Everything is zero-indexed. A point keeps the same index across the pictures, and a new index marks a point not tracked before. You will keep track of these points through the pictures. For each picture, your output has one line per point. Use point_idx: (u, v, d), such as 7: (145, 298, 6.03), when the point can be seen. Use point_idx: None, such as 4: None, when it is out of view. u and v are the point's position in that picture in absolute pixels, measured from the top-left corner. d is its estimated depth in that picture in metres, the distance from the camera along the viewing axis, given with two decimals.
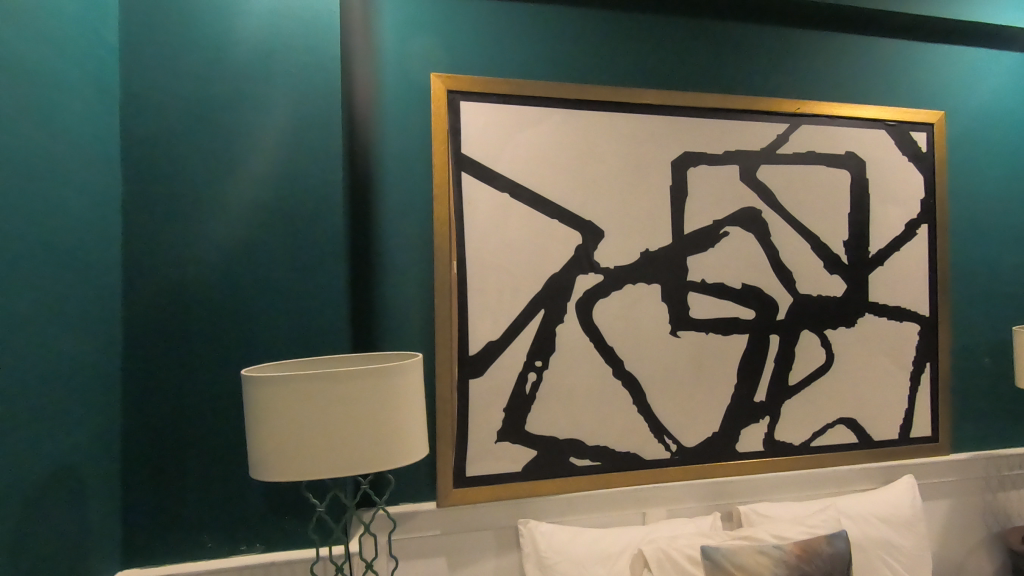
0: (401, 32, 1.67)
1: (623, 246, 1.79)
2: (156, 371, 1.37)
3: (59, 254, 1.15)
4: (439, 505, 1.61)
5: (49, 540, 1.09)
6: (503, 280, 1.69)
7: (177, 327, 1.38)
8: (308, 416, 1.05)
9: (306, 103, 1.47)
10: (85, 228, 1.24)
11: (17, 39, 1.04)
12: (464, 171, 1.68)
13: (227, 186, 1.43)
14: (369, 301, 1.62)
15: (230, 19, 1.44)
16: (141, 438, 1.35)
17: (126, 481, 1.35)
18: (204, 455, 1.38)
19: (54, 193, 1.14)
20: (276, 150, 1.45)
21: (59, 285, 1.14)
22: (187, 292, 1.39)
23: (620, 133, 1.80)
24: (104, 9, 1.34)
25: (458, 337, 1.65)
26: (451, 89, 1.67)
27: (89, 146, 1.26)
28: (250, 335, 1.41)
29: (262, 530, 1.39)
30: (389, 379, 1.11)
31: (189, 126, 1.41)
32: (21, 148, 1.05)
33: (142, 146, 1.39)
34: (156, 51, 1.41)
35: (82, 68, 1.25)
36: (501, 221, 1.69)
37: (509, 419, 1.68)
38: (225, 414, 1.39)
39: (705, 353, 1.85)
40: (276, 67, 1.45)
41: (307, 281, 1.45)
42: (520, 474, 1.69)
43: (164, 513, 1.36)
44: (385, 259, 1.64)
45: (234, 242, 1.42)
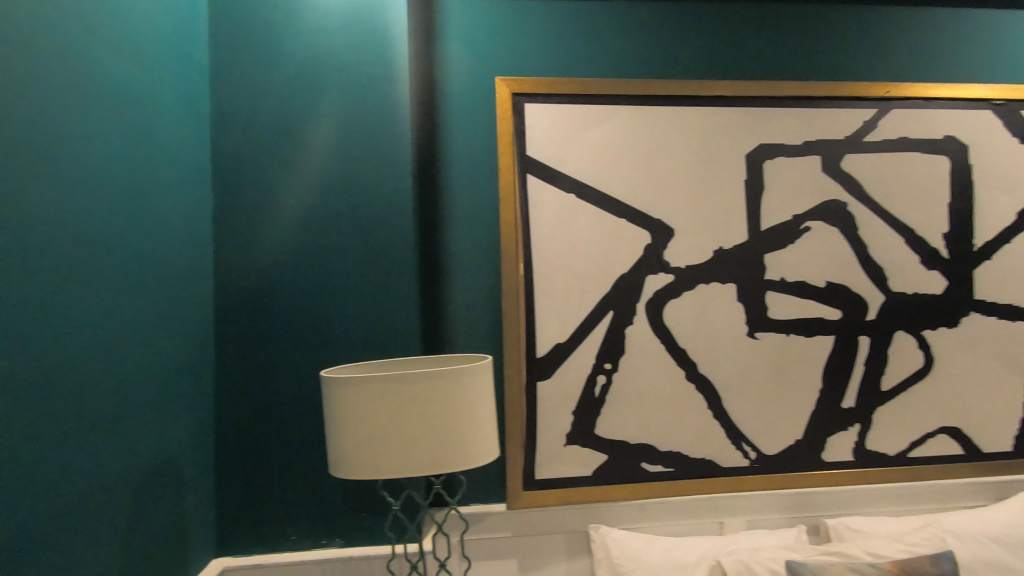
0: (465, 39, 1.70)
1: (695, 245, 1.72)
2: (244, 372, 1.46)
3: (157, 265, 1.24)
4: (509, 507, 1.62)
5: (151, 530, 1.18)
6: (571, 281, 1.68)
7: (262, 330, 1.47)
8: (381, 416, 1.08)
9: (376, 112, 1.52)
10: (180, 238, 1.34)
11: (116, 68, 1.14)
12: (530, 173, 1.68)
13: (305, 196, 1.50)
14: (438, 304, 1.66)
15: (306, 36, 1.51)
16: (231, 434, 1.45)
17: (220, 475, 1.44)
18: (287, 452, 1.45)
19: (152, 208, 1.24)
20: (350, 160, 1.51)
21: (159, 292, 1.25)
22: (271, 297, 1.48)
23: (691, 127, 1.74)
24: (196, 35, 1.46)
25: (526, 339, 1.65)
26: (516, 92, 1.68)
27: (182, 163, 1.37)
28: (328, 338, 1.48)
29: (342, 525, 1.45)
30: (456, 384, 1.11)
31: (270, 140, 1.50)
32: (125, 167, 1.15)
33: (230, 161, 1.49)
34: (240, 72, 1.51)
35: (176, 90, 1.35)
36: (567, 222, 1.68)
37: (578, 422, 1.66)
38: (307, 413, 1.46)
39: (787, 356, 1.74)
40: (348, 80, 1.52)
41: (380, 285, 1.50)
42: (591, 478, 1.66)
43: (252, 505, 1.44)
44: (453, 262, 1.67)
45: (313, 249, 1.49)
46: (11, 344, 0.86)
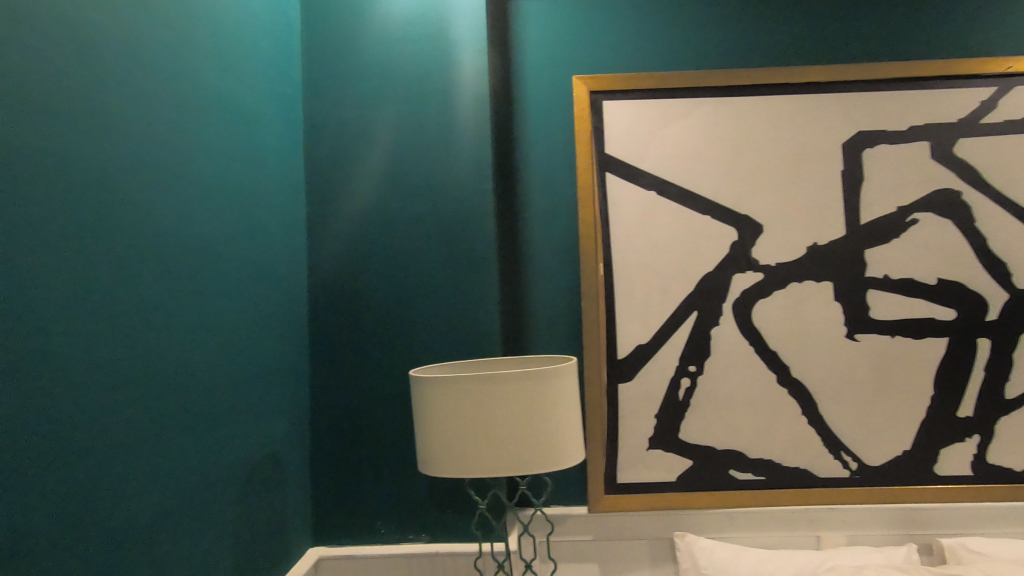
0: (542, 40, 1.70)
1: (786, 241, 1.63)
2: (336, 370, 1.53)
3: (257, 269, 1.33)
4: (590, 510, 1.60)
5: (255, 517, 1.26)
6: (652, 281, 1.63)
7: (352, 330, 1.53)
8: (467, 416, 1.10)
9: (457, 116, 1.55)
10: (278, 243, 1.43)
11: (220, 86, 1.22)
12: (609, 171, 1.65)
13: (390, 200, 1.55)
14: (518, 305, 1.66)
15: (391, 46, 1.57)
16: (325, 429, 1.52)
17: (314, 469, 1.52)
18: (376, 448, 1.50)
19: (254, 215, 1.33)
20: (431, 163, 1.55)
21: (260, 294, 1.33)
22: (359, 299, 1.54)
23: (780, 116, 1.65)
24: (291, 52, 1.55)
25: (606, 339, 1.63)
26: (594, 89, 1.66)
27: (280, 172, 1.46)
28: (412, 338, 1.52)
29: (428, 521, 1.49)
30: (540, 386, 1.11)
31: (358, 147, 1.57)
32: (230, 178, 1.24)
33: (322, 169, 1.58)
34: (331, 85, 1.58)
35: (274, 104, 1.44)
36: (648, 221, 1.64)
37: (661, 426, 1.62)
38: (393, 411, 1.51)
39: (892, 359, 1.61)
40: (430, 87, 1.56)
41: (462, 286, 1.52)
42: (675, 483, 1.61)
43: (344, 498, 1.51)
44: (532, 262, 1.67)
45: (398, 251, 1.54)
46: (133, 341, 0.94)
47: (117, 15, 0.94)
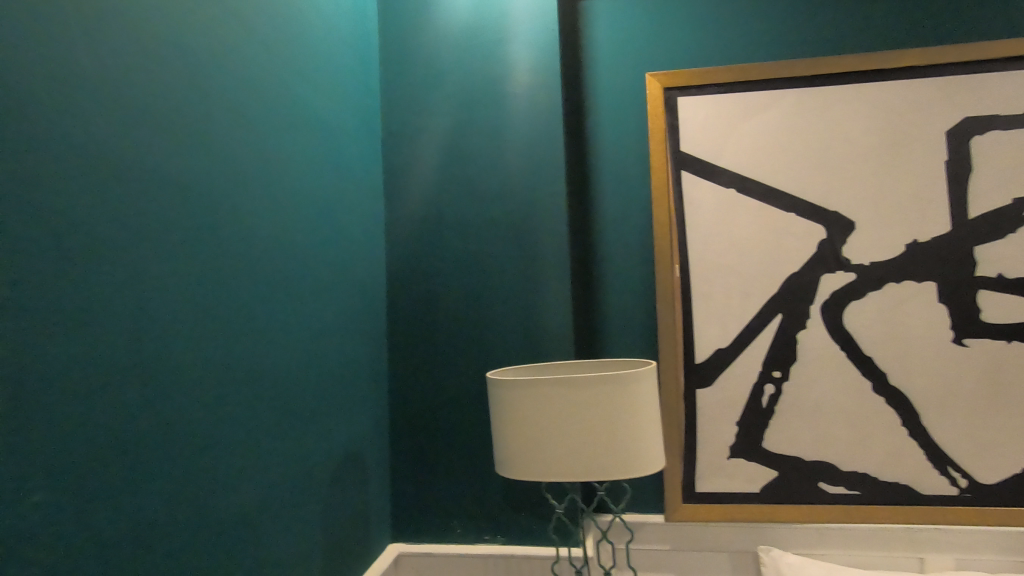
0: (613, 39, 1.68)
1: (882, 239, 1.52)
2: (413, 370, 1.57)
3: (341, 274, 1.39)
4: (668, 519, 1.55)
5: (339, 511, 1.31)
6: (732, 281, 1.56)
7: (428, 332, 1.57)
8: (545, 420, 1.09)
9: (529, 119, 1.56)
10: (359, 248, 1.48)
11: (308, 100, 1.29)
12: (685, 169, 1.60)
13: (465, 204, 1.58)
14: (591, 307, 1.64)
15: (465, 53, 1.60)
16: (403, 428, 1.56)
17: (393, 467, 1.56)
18: (452, 448, 1.53)
19: (338, 222, 1.39)
20: (504, 167, 1.57)
21: (343, 298, 1.39)
22: (435, 301, 1.57)
23: (873, 104, 1.54)
24: (370, 64, 1.61)
25: (683, 342, 1.58)
26: (669, 86, 1.61)
27: (361, 180, 1.51)
28: (487, 340, 1.54)
29: (504, 523, 1.50)
30: (619, 391, 1.09)
31: (433, 154, 1.61)
32: (317, 187, 1.30)
33: (399, 176, 1.63)
34: (408, 94, 1.63)
35: (355, 114, 1.50)
36: (727, 219, 1.57)
37: (744, 434, 1.55)
38: (469, 412, 1.53)
39: (1008, 366, 1.46)
40: (502, 91, 1.58)
41: (535, 288, 1.53)
42: (759, 495, 1.53)
43: (422, 497, 1.54)
44: (606, 264, 1.65)
45: (472, 254, 1.57)
46: (235, 341, 1.00)
47: (219, 39, 1.00)
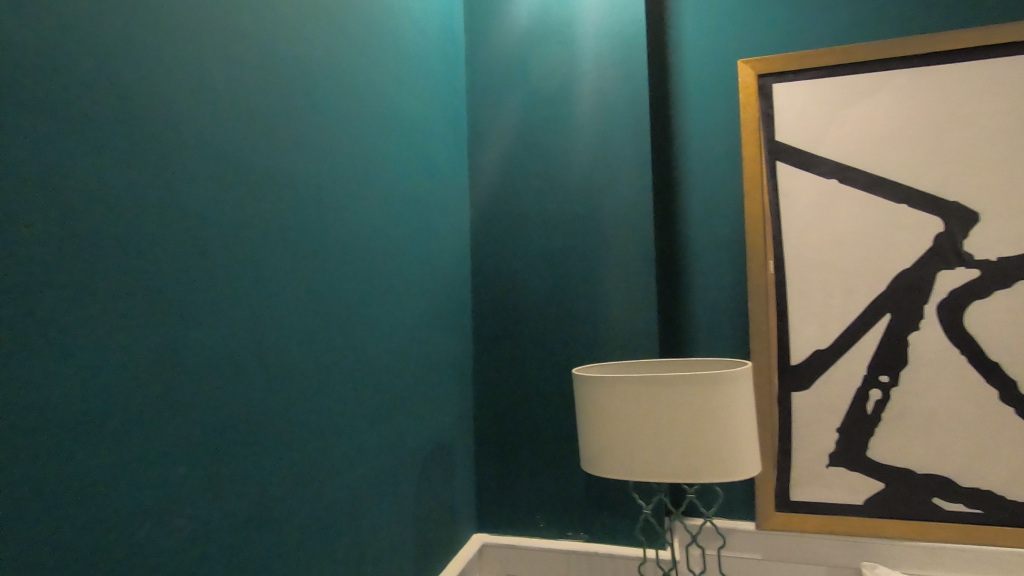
0: (702, 26, 1.61)
1: (1012, 231, 1.36)
2: (497, 365, 1.60)
3: (430, 270, 1.43)
4: (758, 527, 1.48)
5: (429, 498, 1.36)
6: (833, 278, 1.46)
7: (512, 328, 1.59)
8: (634, 417, 1.08)
9: (616, 114, 1.54)
10: (448, 245, 1.53)
11: (402, 103, 1.34)
12: (781, 160, 1.52)
13: (549, 201, 1.59)
14: (678, 305, 1.60)
15: (550, 50, 1.61)
16: (488, 422, 1.60)
17: (478, 459, 1.60)
18: (536, 444, 1.54)
19: (428, 219, 1.44)
20: (588, 163, 1.56)
21: (432, 293, 1.44)
22: (519, 298, 1.59)
23: (1001, 81, 1.38)
24: (457, 65, 1.65)
25: (778, 343, 1.50)
26: (763, 73, 1.53)
27: (449, 179, 1.55)
28: (570, 336, 1.54)
29: (588, 520, 1.49)
30: (714, 390, 1.05)
31: (517, 151, 1.62)
32: (409, 186, 1.35)
33: (484, 174, 1.65)
34: (493, 93, 1.66)
35: (444, 115, 1.54)
36: (829, 213, 1.48)
37: (845, 442, 1.45)
38: (552, 408, 1.54)
39: None
40: (589, 87, 1.57)
41: (620, 285, 1.51)
42: (863, 508, 1.43)
43: (506, 490, 1.57)
44: (693, 260, 1.59)
45: (556, 250, 1.57)
46: (339, 333, 1.07)
47: (325, 49, 1.07)
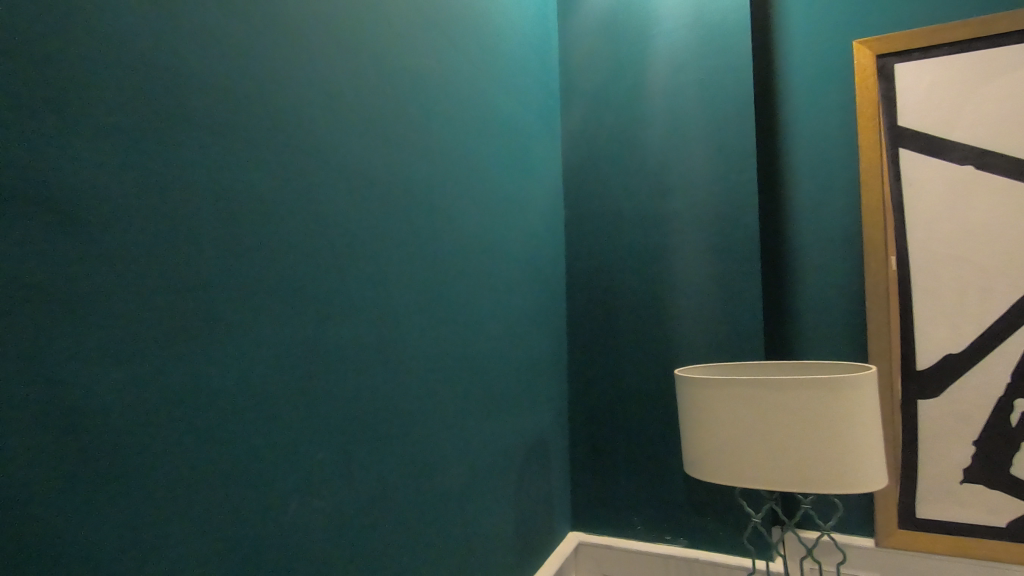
0: (811, 6, 1.51)
1: None
2: (591, 364, 1.59)
3: (527, 268, 1.45)
4: (878, 544, 1.37)
5: (527, 494, 1.39)
6: (968, 275, 1.33)
7: (606, 327, 1.58)
8: (743, 421, 1.03)
9: (717, 105, 1.49)
10: (544, 244, 1.54)
11: (500, 105, 1.37)
12: (904, 147, 1.40)
13: (645, 197, 1.56)
14: (785, 303, 1.51)
15: (645, 44, 1.58)
16: (583, 421, 1.59)
17: (573, 458, 1.60)
18: (633, 445, 1.53)
19: (526, 219, 1.46)
20: (687, 157, 1.52)
21: (529, 291, 1.46)
22: (613, 296, 1.58)
23: None
24: (551, 65, 1.65)
25: (901, 345, 1.38)
26: (884, 53, 1.41)
27: (544, 177, 1.56)
28: (667, 336, 1.51)
29: (688, 525, 1.46)
30: (834, 396, 0.99)
31: (611, 148, 1.61)
32: (507, 187, 1.38)
33: (577, 172, 1.65)
34: (586, 89, 1.65)
35: (539, 115, 1.56)
36: (963, 202, 1.34)
37: (983, 456, 1.30)
38: (648, 409, 1.51)
39: None
40: (687, 78, 1.53)
41: (722, 282, 1.45)
42: (1005, 530, 1.28)
43: (602, 489, 1.56)
44: (801, 255, 1.50)
45: (651, 248, 1.54)
46: (443, 331, 1.11)
47: (430, 57, 1.11)
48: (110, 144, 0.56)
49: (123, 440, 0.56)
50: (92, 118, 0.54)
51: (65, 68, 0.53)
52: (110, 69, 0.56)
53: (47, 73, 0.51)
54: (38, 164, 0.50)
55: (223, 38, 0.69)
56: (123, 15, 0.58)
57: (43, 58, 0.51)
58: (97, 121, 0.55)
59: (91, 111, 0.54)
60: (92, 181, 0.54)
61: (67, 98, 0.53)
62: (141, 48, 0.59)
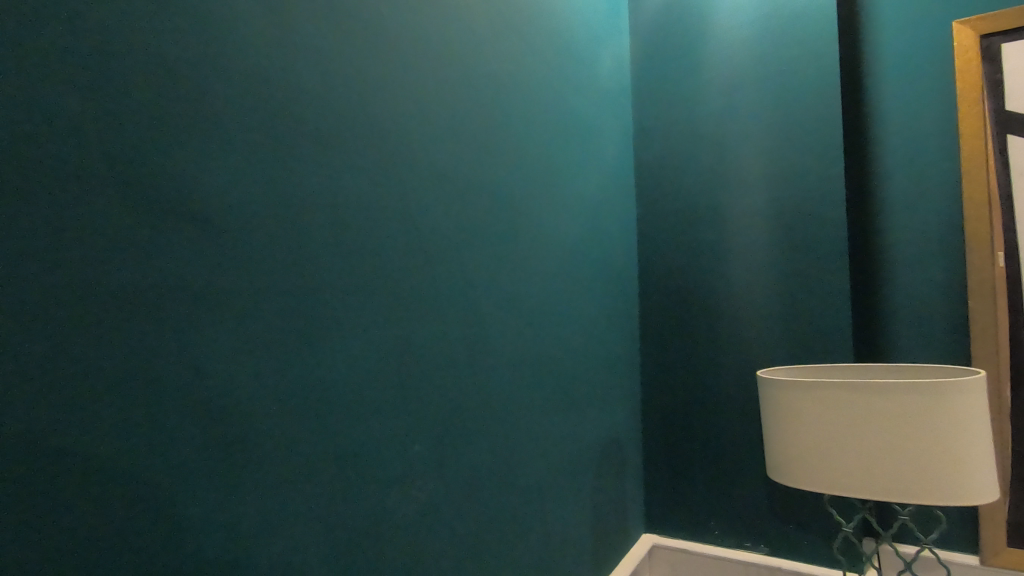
0: None
1: None
2: (665, 365, 1.57)
3: (600, 268, 1.45)
4: (983, 562, 1.27)
5: (603, 494, 1.39)
6: None
7: (680, 327, 1.55)
8: (830, 426, 0.99)
9: (799, 98, 1.44)
10: (617, 243, 1.53)
11: (572, 105, 1.37)
12: (1013, 132, 1.29)
13: (721, 194, 1.52)
14: (875, 303, 1.43)
15: (721, 37, 1.54)
16: (656, 423, 1.57)
17: (646, 460, 1.58)
18: (710, 448, 1.49)
19: (599, 218, 1.46)
20: (766, 153, 1.47)
21: (603, 291, 1.46)
22: (688, 295, 1.55)
23: None
24: (623, 61, 1.63)
25: (1012, 347, 1.27)
26: (987, 32, 1.32)
27: (615, 176, 1.55)
28: (746, 336, 1.47)
29: (769, 532, 1.42)
30: (935, 402, 0.92)
31: (684, 145, 1.58)
32: (580, 187, 1.38)
33: (649, 170, 1.63)
34: (657, 86, 1.63)
35: (610, 113, 1.55)
36: None
37: None
38: (726, 412, 1.48)
39: None
40: (766, 71, 1.48)
41: (805, 281, 1.40)
42: None
43: (677, 492, 1.54)
44: (893, 252, 1.41)
45: (728, 247, 1.50)
46: (522, 330, 1.14)
47: (507, 61, 1.14)
48: (228, 169, 0.62)
49: (245, 436, 0.62)
50: (212, 146, 0.60)
51: (196, 103, 0.59)
52: (233, 97, 0.63)
53: (182, 108, 0.58)
54: (177, 192, 0.57)
55: (320, 59, 0.74)
56: (241, 47, 0.64)
57: (177, 93, 0.57)
58: (217, 149, 0.61)
59: (211, 140, 0.60)
60: (217, 202, 0.60)
61: (194, 129, 0.59)
62: (254, 74, 0.65)
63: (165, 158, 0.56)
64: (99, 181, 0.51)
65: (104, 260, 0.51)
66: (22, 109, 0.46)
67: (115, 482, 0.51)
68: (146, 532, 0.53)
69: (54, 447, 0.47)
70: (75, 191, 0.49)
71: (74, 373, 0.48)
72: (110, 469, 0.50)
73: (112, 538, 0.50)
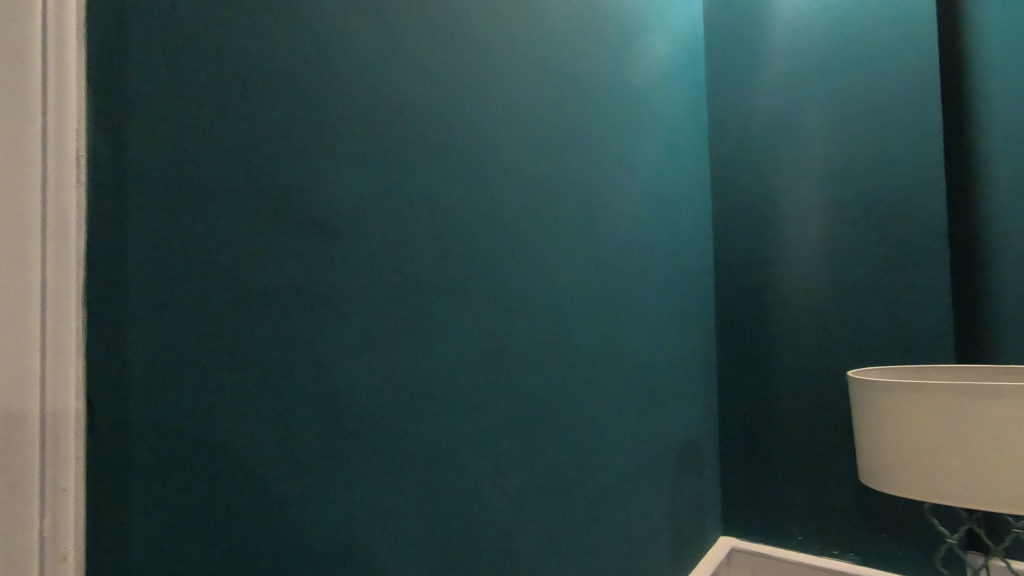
0: None
1: None
2: (744, 364, 1.52)
3: (677, 263, 1.43)
4: None
5: (680, 494, 1.37)
6: None
7: (761, 325, 1.50)
8: (940, 434, 0.92)
9: (893, 83, 1.36)
10: (694, 240, 1.51)
11: (649, 99, 1.35)
12: None
13: (805, 187, 1.46)
14: (979, 300, 1.33)
15: (805, 25, 1.48)
16: (734, 423, 1.53)
17: (724, 461, 1.54)
18: (793, 450, 1.44)
19: (676, 213, 1.44)
20: (855, 142, 1.40)
21: (680, 288, 1.43)
22: (768, 293, 1.50)
23: None
24: (698, 52, 1.60)
25: None
26: None
27: (692, 171, 1.52)
28: (832, 335, 1.40)
29: (859, 540, 1.35)
30: None
31: (765, 137, 1.53)
32: (657, 183, 1.36)
33: (727, 163, 1.58)
34: (735, 78, 1.58)
35: (686, 105, 1.52)
36: None
37: None
38: (811, 413, 1.42)
39: None
40: (855, 56, 1.41)
41: (899, 277, 1.32)
42: None
43: (757, 495, 1.49)
44: (1001, 245, 1.31)
45: (813, 241, 1.44)
46: (602, 328, 1.14)
47: (588, 59, 1.14)
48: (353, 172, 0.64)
49: (367, 436, 0.64)
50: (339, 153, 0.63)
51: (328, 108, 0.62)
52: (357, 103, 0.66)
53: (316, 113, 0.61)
54: (309, 202, 0.59)
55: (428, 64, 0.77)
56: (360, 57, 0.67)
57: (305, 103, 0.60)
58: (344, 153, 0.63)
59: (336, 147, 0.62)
60: (341, 207, 0.62)
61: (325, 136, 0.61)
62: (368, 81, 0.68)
63: (299, 163, 0.59)
64: (246, 199, 0.53)
65: (253, 274, 0.54)
66: (185, 130, 0.49)
67: (262, 484, 0.54)
68: (287, 524, 0.56)
69: (212, 452, 0.50)
70: (222, 202, 0.52)
71: (218, 372, 0.50)
72: (247, 464, 0.53)
73: (262, 533, 0.54)
